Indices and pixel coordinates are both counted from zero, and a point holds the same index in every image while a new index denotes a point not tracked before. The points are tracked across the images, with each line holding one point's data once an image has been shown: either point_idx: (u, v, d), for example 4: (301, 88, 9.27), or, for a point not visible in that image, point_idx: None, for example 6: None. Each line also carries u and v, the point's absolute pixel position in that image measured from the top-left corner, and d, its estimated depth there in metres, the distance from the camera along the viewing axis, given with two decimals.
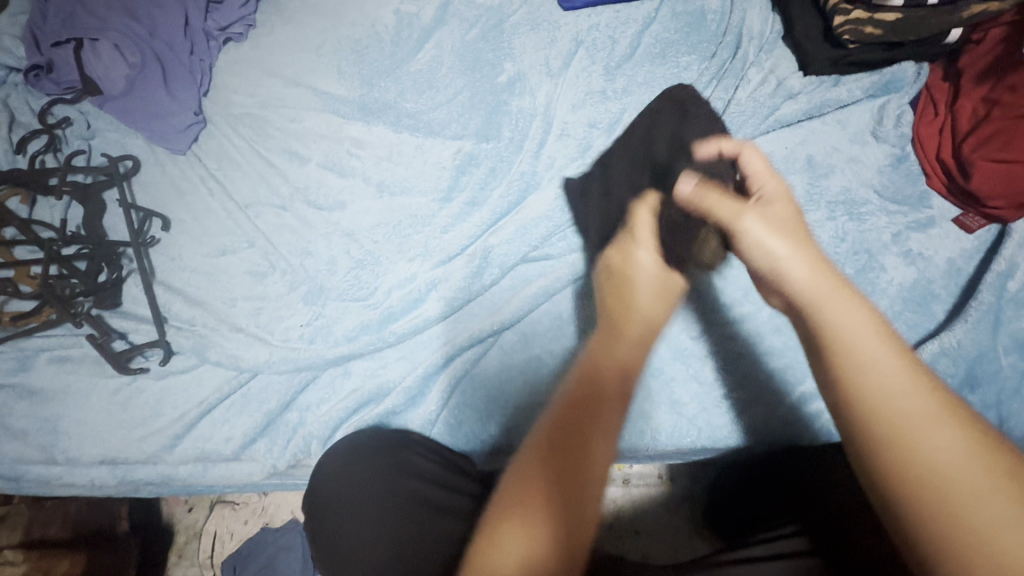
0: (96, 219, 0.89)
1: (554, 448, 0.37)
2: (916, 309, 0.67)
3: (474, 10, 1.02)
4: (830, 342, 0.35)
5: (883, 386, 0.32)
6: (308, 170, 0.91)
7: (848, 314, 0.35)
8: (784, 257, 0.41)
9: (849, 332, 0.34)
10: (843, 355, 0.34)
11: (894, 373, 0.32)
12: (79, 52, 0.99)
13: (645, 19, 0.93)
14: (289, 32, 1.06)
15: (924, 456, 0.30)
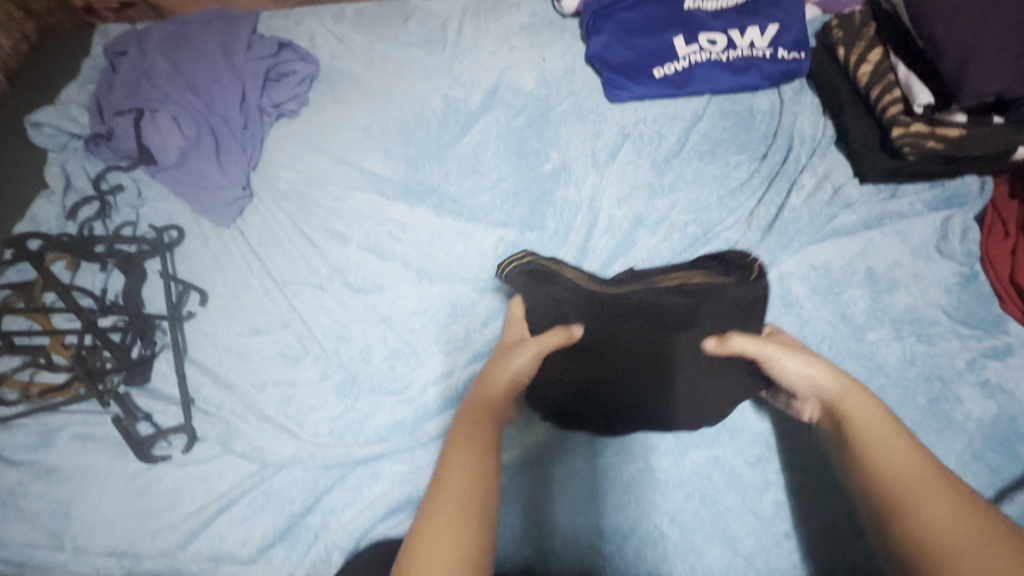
0: (136, 290, 0.89)
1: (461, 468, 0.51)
2: (998, 450, 0.62)
3: (521, 97, 1.04)
4: (854, 434, 0.54)
5: (893, 466, 0.50)
6: (348, 250, 0.90)
7: (863, 417, 0.55)
8: (792, 362, 0.60)
9: (867, 429, 0.54)
10: (858, 446, 0.54)
11: (898, 455, 0.50)
12: (144, 129, 1.05)
13: (692, 116, 0.93)
14: (339, 111, 1.09)
15: (919, 515, 0.46)
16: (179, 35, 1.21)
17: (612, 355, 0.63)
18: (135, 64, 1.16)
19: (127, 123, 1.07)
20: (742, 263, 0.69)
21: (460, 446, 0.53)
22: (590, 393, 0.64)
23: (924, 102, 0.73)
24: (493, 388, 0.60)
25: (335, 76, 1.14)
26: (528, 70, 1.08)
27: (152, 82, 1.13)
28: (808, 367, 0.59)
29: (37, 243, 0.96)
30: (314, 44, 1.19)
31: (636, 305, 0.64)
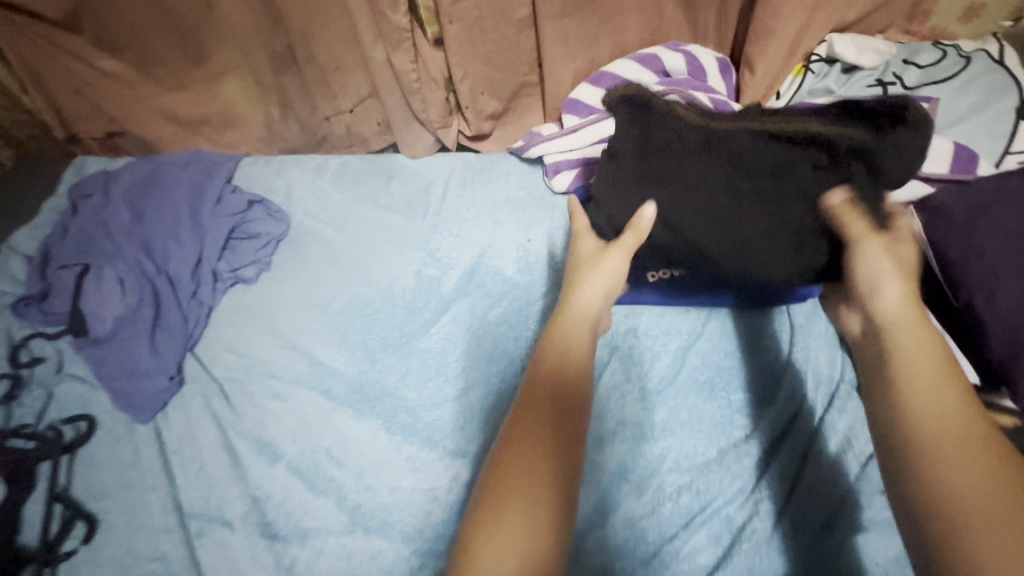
0: (15, 509, 0.75)
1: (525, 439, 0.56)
2: None
3: (501, 282, 0.94)
4: (904, 385, 0.55)
5: (929, 420, 0.50)
6: (276, 472, 0.76)
7: (920, 365, 0.55)
8: (891, 287, 0.64)
9: (919, 381, 0.54)
10: (903, 393, 0.54)
11: (940, 406, 0.51)
12: (87, 292, 0.96)
13: (692, 329, 0.82)
14: (301, 281, 0.99)
15: (953, 476, 0.46)
16: (152, 179, 1.15)
17: (712, 177, 0.75)
18: (96, 211, 1.09)
19: (69, 282, 0.98)
20: (893, 114, 0.70)
21: (546, 416, 0.59)
22: (697, 243, 0.77)
23: (971, 378, 0.67)
24: (581, 312, 0.70)
25: (304, 237, 1.06)
26: (511, 250, 0.99)
27: (111, 233, 1.06)
28: (905, 284, 0.64)
29: None
30: (289, 198, 1.13)
31: (746, 181, 0.74)
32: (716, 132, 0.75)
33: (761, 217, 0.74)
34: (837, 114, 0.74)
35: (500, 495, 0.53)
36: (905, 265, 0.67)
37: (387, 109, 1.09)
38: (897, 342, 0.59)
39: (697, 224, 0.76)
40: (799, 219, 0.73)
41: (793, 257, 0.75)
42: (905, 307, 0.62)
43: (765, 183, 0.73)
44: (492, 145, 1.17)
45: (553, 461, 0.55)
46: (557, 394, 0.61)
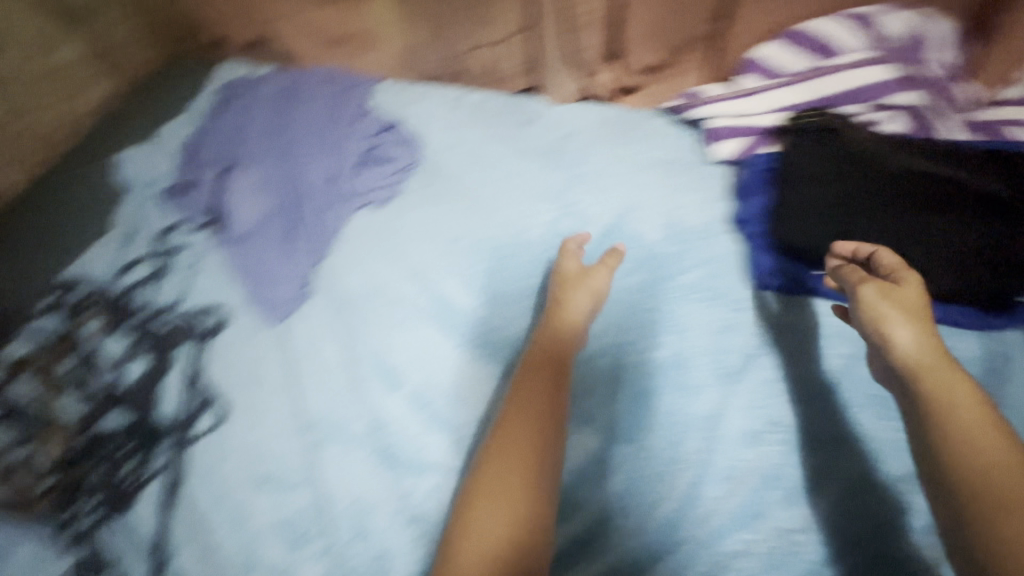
0: (154, 385, 0.77)
1: (517, 429, 0.63)
2: None
3: (641, 250, 0.88)
4: (950, 426, 0.53)
5: (981, 455, 0.51)
6: (395, 400, 0.75)
7: (964, 408, 0.54)
8: (903, 334, 0.60)
9: (960, 423, 0.53)
10: (942, 435, 0.53)
11: (993, 445, 0.51)
12: (230, 192, 0.98)
13: (743, 361, 0.75)
14: (429, 213, 0.96)
15: (999, 526, 0.47)
16: (291, 88, 1.13)
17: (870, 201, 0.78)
18: (238, 112, 1.10)
19: (214, 179, 0.99)
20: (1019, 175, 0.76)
21: (513, 419, 0.64)
22: None
23: None
24: (571, 314, 0.75)
25: (436, 169, 1.02)
26: (656, 218, 0.91)
27: (250, 136, 1.06)
28: (919, 329, 0.60)
29: (79, 293, 0.88)
30: (423, 126, 1.08)
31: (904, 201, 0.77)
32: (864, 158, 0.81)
33: (925, 233, 0.75)
34: (981, 160, 0.78)
35: (484, 496, 0.59)
36: (919, 308, 0.62)
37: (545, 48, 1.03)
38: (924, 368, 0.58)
39: (877, 235, 0.76)
40: (977, 239, 0.73)
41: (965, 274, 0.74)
42: (924, 355, 0.58)
43: (935, 214, 0.75)
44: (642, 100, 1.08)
45: (522, 472, 0.60)
46: (556, 373, 0.69)
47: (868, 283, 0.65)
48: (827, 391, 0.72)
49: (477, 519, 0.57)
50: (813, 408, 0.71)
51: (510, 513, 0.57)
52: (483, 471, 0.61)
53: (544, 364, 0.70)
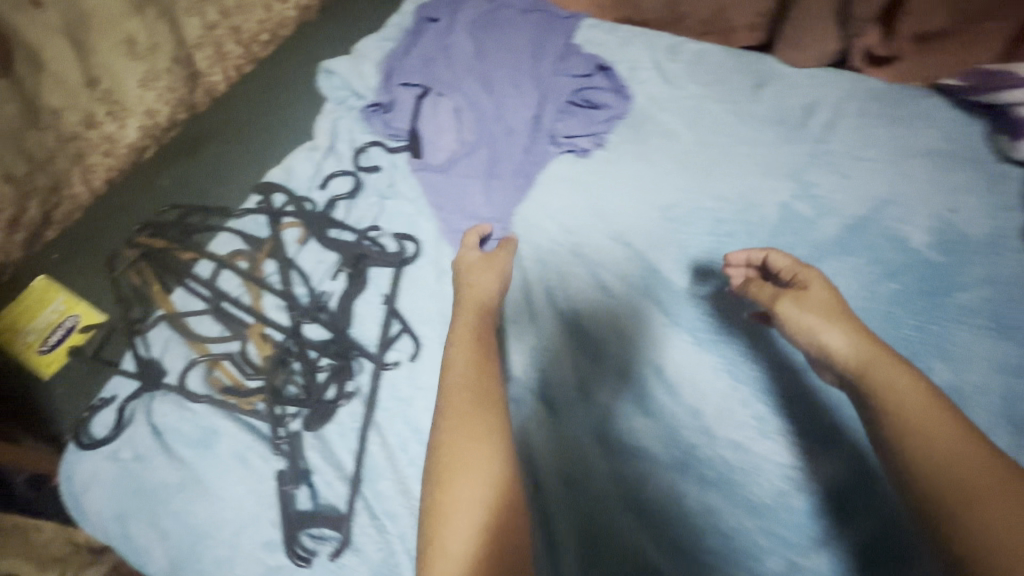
0: (351, 304, 0.75)
1: (472, 382, 0.57)
2: None
3: (902, 254, 0.73)
4: (893, 413, 0.51)
5: (947, 452, 0.47)
6: (601, 373, 0.68)
7: (906, 396, 0.51)
8: (833, 338, 0.57)
9: (905, 409, 0.50)
10: (894, 420, 0.50)
11: (946, 441, 0.47)
12: (427, 118, 0.92)
13: None
14: (638, 172, 0.86)
15: (980, 517, 0.42)
16: (494, 15, 1.05)
17: None
18: (440, 35, 1.03)
19: (411, 102, 0.94)
20: None
21: (467, 355, 0.60)
22: None
23: None
24: (478, 294, 0.68)
25: (647, 123, 0.91)
26: (922, 218, 0.75)
27: (448, 61, 0.99)
28: (852, 332, 0.57)
29: (280, 199, 0.88)
30: (633, 75, 0.97)
31: None
32: None
33: None
34: None
35: (453, 448, 0.53)
36: (827, 308, 0.60)
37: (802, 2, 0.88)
38: (867, 367, 0.55)
39: None
40: None
41: None
42: (863, 355, 0.56)
43: None
44: (893, 75, 0.93)
45: (492, 431, 0.54)
46: (484, 314, 0.66)
47: (784, 299, 0.62)
48: (834, 441, 0.61)
49: (455, 487, 0.51)
50: (815, 463, 0.60)
51: (485, 480, 0.51)
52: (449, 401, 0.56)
53: (477, 318, 0.66)
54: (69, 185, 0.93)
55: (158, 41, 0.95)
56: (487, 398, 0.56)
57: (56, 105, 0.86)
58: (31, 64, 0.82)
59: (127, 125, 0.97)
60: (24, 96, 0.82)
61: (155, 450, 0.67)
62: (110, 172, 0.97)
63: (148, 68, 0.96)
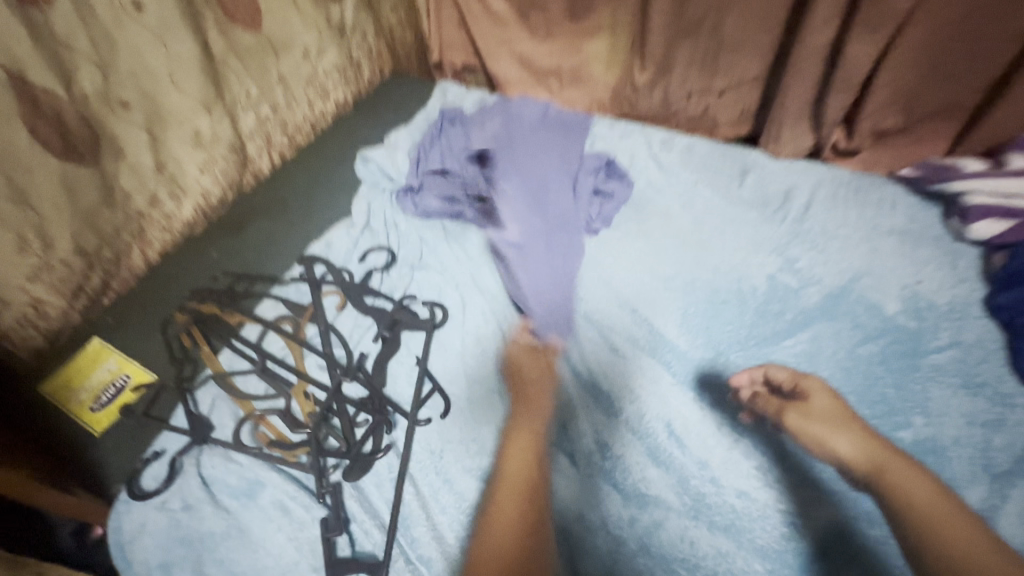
0: (385, 364, 0.83)
1: (511, 441, 0.73)
2: None
3: (878, 320, 0.82)
4: (909, 508, 0.62)
5: (947, 530, 0.60)
6: (615, 428, 0.75)
7: (917, 490, 0.64)
8: (843, 445, 0.68)
9: (915, 502, 0.63)
10: (910, 511, 0.62)
11: (946, 517, 0.61)
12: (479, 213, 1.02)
13: (1014, 463, 0.67)
14: (641, 247, 0.97)
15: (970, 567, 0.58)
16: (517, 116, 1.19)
17: None
18: (469, 130, 1.15)
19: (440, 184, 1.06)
20: None
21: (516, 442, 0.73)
22: None
23: None
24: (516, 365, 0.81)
25: (646, 204, 1.05)
26: (893, 287, 0.85)
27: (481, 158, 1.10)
28: (850, 433, 0.69)
29: (320, 269, 0.98)
30: (632, 163, 1.12)
31: None
32: None
33: None
34: None
35: (495, 496, 0.68)
36: (834, 415, 0.71)
37: (783, 103, 1.02)
38: (879, 468, 0.66)
39: None
40: None
41: None
42: (868, 454, 0.67)
43: None
44: (857, 165, 1.04)
45: (518, 483, 0.69)
46: (522, 381, 0.79)
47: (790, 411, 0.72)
48: (824, 500, 0.66)
49: (492, 524, 0.66)
50: (807, 520, 0.65)
51: (512, 534, 0.64)
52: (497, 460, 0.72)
53: (514, 387, 0.79)
54: (128, 258, 1.03)
55: (219, 134, 1.09)
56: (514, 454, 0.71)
57: (127, 188, 0.99)
58: (113, 154, 0.94)
59: (185, 205, 1.09)
60: (104, 181, 0.94)
61: (204, 500, 0.72)
62: (163, 245, 1.08)
63: (207, 157, 1.09)
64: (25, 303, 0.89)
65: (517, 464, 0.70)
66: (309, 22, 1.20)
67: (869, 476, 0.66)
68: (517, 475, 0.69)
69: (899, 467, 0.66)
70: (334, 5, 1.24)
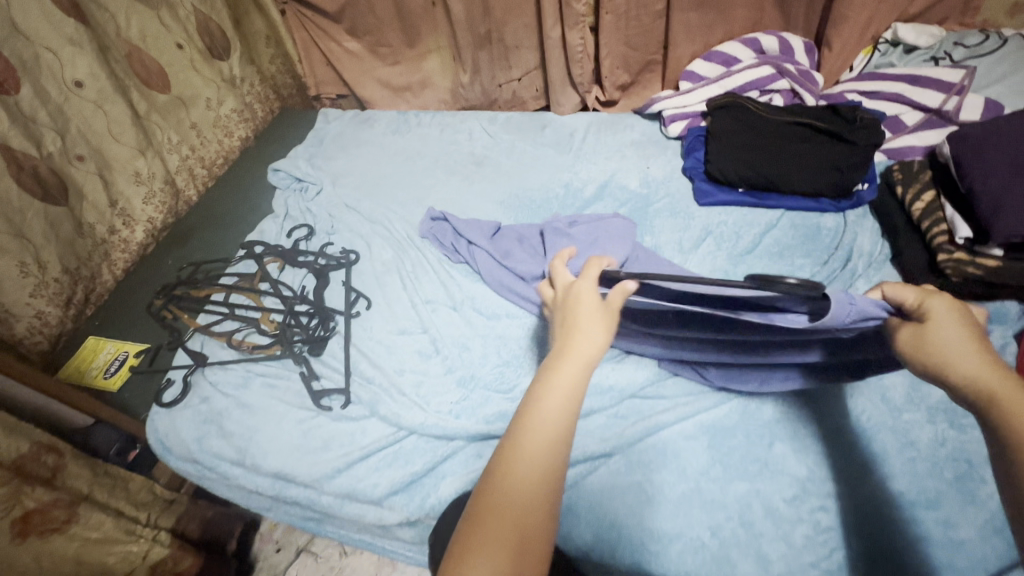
0: (322, 290, 1.20)
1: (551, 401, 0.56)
2: (972, 504, 0.74)
3: (627, 193, 1.30)
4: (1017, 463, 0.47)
5: None
6: (477, 286, 1.17)
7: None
8: (960, 368, 0.54)
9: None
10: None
11: None
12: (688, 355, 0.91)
13: (694, 242, 1.16)
14: (481, 185, 1.41)
15: None
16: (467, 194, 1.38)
17: (750, 139, 1.19)
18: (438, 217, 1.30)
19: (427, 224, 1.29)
20: (848, 116, 1.15)
21: (560, 364, 0.59)
22: (753, 169, 1.17)
23: (964, 234, 0.93)
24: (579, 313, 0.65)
25: (483, 161, 1.49)
26: (634, 174, 1.34)
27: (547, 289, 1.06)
28: (974, 352, 0.54)
29: (260, 248, 1.34)
30: (473, 137, 1.58)
31: (772, 136, 1.19)
32: (742, 114, 1.23)
33: (784, 150, 1.16)
34: (825, 111, 1.20)
35: (508, 459, 0.53)
36: (955, 334, 0.57)
37: (549, 74, 1.51)
38: (998, 399, 0.51)
39: (759, 158, 1.17)
40: (818, 151, 1.13)
41: (820, 175, 1.12)
42: (987, 382, 0.52)
43: (790, 143, 1.17)
44: (619, 110, 1.56)
45: (549, 448, 0.53)
46: (570, 327, 0.64)
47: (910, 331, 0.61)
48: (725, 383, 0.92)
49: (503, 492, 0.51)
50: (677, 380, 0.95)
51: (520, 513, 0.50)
52: (518, 428, 0.55)
53: (565, 337, 0.62)
54: (100, 276, 1.32)
55: (154, 172, 1.42)
56: (566, 411, 0.56)
57: (91, 221, 1.28)
58: (77, 195, 1.24)
59: (138, 231, 1.40)
60: (74, 216, 1.24)
61: (214, 392, 1.06)
62: (124, 264, 1.38)
63: (148, 191, 1.41)
64: (31, 315, 1.17)
65: (558, 434, 0.54)
66: (206, 78, 1.55)
67: (974, 405, 0.53)
68: (554, 435, 0.54)
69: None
70: (223, 63, 1.60)
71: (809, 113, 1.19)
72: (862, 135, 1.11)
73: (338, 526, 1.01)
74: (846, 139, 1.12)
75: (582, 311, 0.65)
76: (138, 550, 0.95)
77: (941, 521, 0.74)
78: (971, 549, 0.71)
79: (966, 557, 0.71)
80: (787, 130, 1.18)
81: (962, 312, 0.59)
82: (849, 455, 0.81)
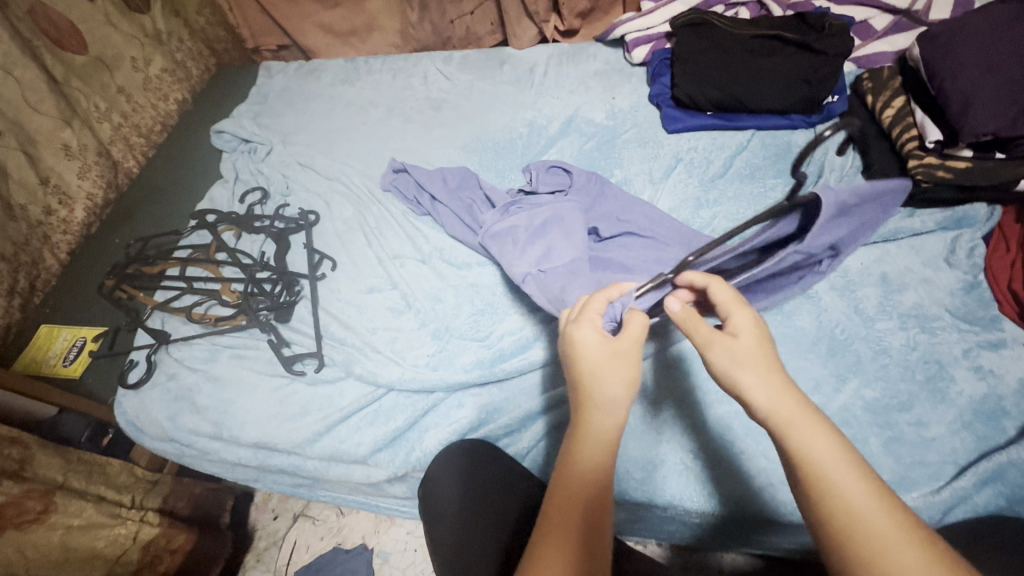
0: (283, 254, 1.15)
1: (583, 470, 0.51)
2: (943, 402, 0.76)
3: (593, 126, 1.24)
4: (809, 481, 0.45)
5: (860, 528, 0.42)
6: (445, 236, 1.12)
7: (821, 448, 0.46)
8: (755, 390, 0.50)
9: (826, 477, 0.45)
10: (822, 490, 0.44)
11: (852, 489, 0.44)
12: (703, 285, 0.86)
13: (665, 172, 1.12)
14: (441, 131, 1.33)
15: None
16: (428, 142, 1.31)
17: (716, 57, 1.13)
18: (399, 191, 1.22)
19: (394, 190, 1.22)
20: (817, 23, 1.09)
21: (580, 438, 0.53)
22: (720, 90, 1.12)
23: (934, 138, 0.91)
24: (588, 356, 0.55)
25: (441, 105, 1.40)
26: (599, 106, 1.27)
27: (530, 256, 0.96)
28: (766, 368, 0.51)
29: (213, 217, 1.27)
30: (428, 81, 1.49)
31: (738, 52, 1.13)
32: (708, 32, 1.17)
33: (752, 66, 1.10)
34: (793, 20, 1.13)
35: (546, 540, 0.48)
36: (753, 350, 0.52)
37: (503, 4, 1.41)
38: (786, 422, 0.48)
39: (726, 77, 1.12)
40: (786, 63, 1.08)
41: (790, 89, 1.08)
42: (780, 404, 0.48)
43: (758, 57, 1.11)
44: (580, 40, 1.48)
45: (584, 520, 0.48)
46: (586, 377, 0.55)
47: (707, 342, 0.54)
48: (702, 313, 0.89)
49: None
50: None
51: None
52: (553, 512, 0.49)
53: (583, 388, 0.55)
54: (43, 261, 1.24)
55: (85, 143, 1.31)
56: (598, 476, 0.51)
57: (22, 203, 1.19)
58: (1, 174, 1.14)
59: (77, 210, 1.31)
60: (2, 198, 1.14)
61: (181, 369, 1.02)
62: (68, 246, 1.30)
63: (81, 164, 1.30)
64: None
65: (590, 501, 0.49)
66: (126, 35, 1.40)
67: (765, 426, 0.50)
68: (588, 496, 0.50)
69: (813, 425, 0.47)
70: (144, 17, 1.45)
71: (777, 25, 1.13)
72: (831, 42, 1.06)
73: (327, 488, 1.01)
74: (815, 46, 1.06)
75: (592, 357, 0.55)
76: (127, 532, 0.93)
77: (915, 421, 0.75)
78: (941, 445, 0.73)
79: (937, 452, 0.73)
80: (754, 44, 1.12)
81: (755, 321, 0.54)
82: (825, 368, 0.82)
